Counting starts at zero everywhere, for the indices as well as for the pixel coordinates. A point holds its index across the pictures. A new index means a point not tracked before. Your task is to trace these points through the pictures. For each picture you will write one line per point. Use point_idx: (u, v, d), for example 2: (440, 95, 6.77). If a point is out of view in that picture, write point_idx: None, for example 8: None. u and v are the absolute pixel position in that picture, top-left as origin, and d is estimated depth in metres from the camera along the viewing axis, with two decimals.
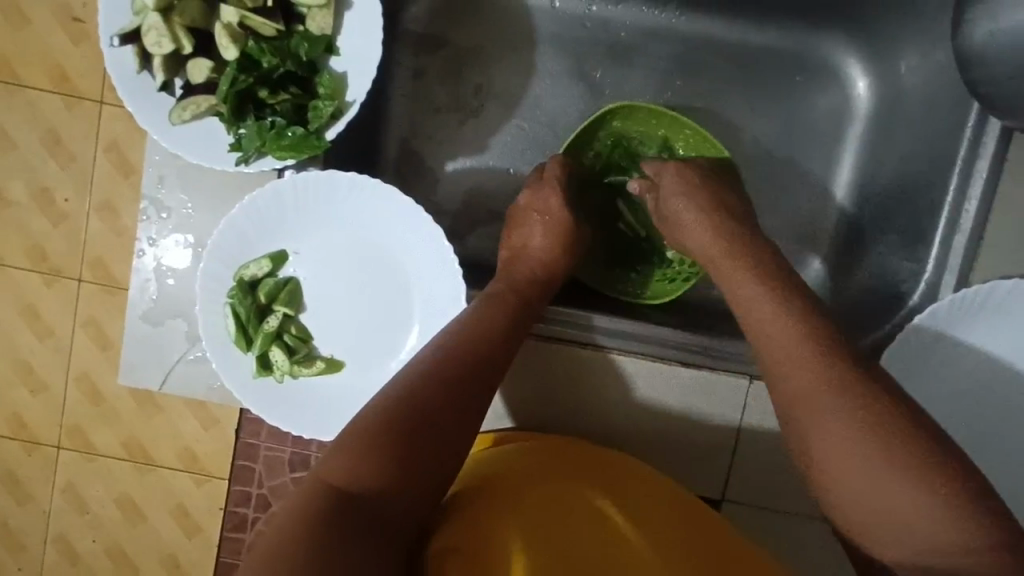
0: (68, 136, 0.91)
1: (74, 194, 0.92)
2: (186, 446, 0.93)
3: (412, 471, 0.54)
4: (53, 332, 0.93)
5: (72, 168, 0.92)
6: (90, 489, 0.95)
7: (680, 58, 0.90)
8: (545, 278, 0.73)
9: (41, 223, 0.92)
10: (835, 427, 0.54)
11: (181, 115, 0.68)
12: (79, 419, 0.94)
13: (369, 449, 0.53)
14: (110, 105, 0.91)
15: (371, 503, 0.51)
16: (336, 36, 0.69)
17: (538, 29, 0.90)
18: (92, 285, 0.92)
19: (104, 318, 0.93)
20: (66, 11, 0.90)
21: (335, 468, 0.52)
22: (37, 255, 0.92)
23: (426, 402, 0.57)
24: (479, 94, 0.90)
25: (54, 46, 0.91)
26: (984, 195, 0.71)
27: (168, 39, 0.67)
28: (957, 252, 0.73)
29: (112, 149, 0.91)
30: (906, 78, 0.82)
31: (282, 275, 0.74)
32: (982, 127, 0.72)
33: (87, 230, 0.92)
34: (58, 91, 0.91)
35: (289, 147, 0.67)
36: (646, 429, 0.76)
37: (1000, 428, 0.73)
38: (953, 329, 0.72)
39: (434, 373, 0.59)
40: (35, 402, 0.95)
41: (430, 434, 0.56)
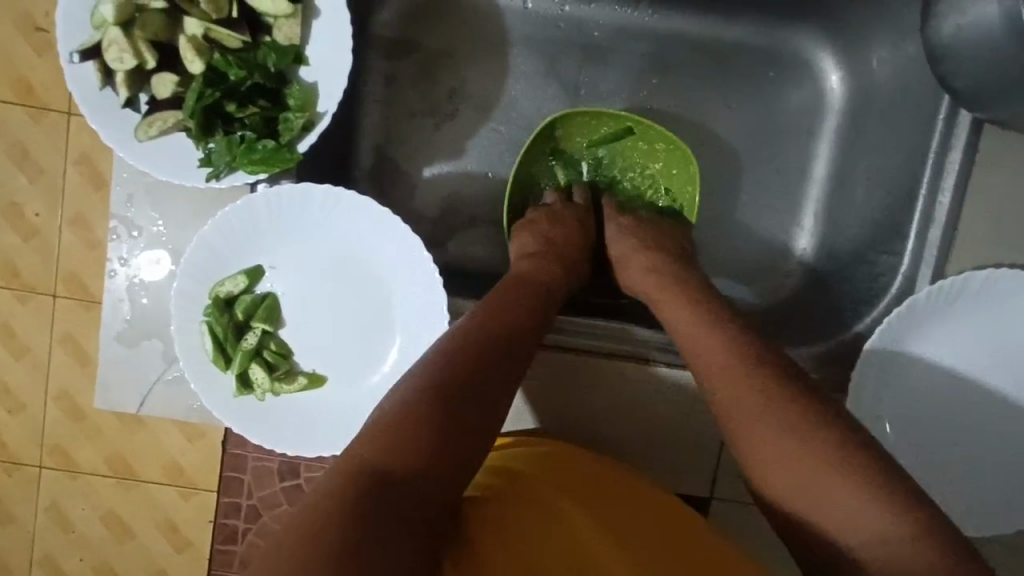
0: (35, 149, 0.89)
1: (44, 208, 0.89)
2: (172, 461, 0.92)
3: (448, 452, 0.52)
4: (29, 350, 0.91)
5: (41, 182, 0.89)
6: (76, 508, 0.94)
7: (655, 57, 0.90)
8: (559, 254, 0.75)
9: (11, 238, 0.90)
10: (766, 421, 0.56)
11: (147, 132, 0.66)
12: (62, 438, 0.92)
13: (411, 427, 0.52)
14: (78, 116, 0.89)
15: (406, 484, 0.49)
16: (304, 46, 0.68)
17: (510, 30, 0.90)
18: (67, 301, 0.90)
19: (80, 333, 0.91)
20: (25, 19, 0.88)
21: (373, 448, 0.50)
22: (7, 272, 0.90)
23: (463, 385, 0.56)
24: (454, 97, 0.89)
25: (17, 57, 0.88)
26: (957, 187, 0.72)
27: (130, 55, 0.65)
28: (932, 245, 0.73)
29: (82, 161, 0.89)
30: (878, 72, 0.83)
31: (259, 290, 0.73)
32: (953, 119, 0.73)
33: (60, 243, 0.90)
34: (22, 103, 0.88)
35: (261, 161, 0.66)
36: (634, 435, 0.76)
37: (977, 417, 0.74)
38: (931, 319, 0.72)
39: (473, 357, 0.58)
40: (13, 423, 0.92)
41: (471, 420, 0.55)
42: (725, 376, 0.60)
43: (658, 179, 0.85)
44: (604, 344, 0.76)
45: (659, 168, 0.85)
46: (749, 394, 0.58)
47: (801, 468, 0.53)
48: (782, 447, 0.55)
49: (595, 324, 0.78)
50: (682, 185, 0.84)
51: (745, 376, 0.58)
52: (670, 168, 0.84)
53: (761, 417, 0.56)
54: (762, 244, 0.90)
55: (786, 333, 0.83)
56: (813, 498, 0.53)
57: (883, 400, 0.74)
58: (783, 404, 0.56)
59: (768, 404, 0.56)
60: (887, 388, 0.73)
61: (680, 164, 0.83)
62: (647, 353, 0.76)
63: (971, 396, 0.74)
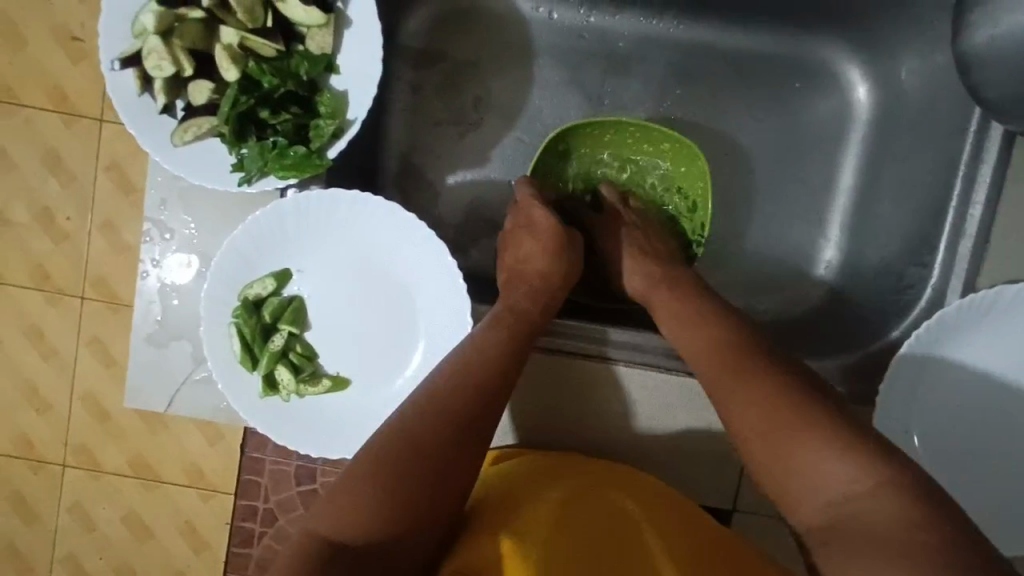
0: (68, 155, 0.92)
1: (75, 213, 0.92)
2: (192, 463, 0.93)
3: (416, 516, 0.55)
4: (57, 350, 0.94)
5: (72, 187, 0.92)
6: (97, 507, 0.95)
7: (679, 67, 0.90)
8: (543, 286, 0.73)
9: (43, 241, 0.92)
10: (756, 406, 0.58)
11: (183, 137, 0.68)
12: (86, 437, 0.94)
13: (362, 488, 0.54)
14: (111, 123, 0.91)
15: (366, 550, 0.53)
16: (335, 55, 0.69)
17: (535, 41, 0.91)
18: (95, 304, 0.93)
19: (107, 336, 0.93)
20: (64, 30, 0.91)
21: (329, 517, 0.54)
22: (39, 275, 0.93)
23: (417, 438, 0.58)
24: (478, 106, 0.90)
25: (55, 67, 0.91)
26: (990, 199, 0.71)
27: (168, 62, 0.66)
28: (962, 257, 0.72)
29: (113, 168, 0.92)
30: (906, 82, 0.82)
31: (287, 293, 0.74)
32: (985, 131, 0.72)
33: (89, 248, 0.92)
34: (57, 110, 0.91)
35: (292, 167, 0.68)
36: (656, 446, 0.76)
37: (1008, 433, 0.73)
38: (965, 332, 0.71)
39: (430, 406, 0.60)
40: (40, 422, 0.95)
41: (428, 470, 0.56)
42: (713, 360, 0.62)
43: (669, 178, 0.86)
44: (620, 353, 0.75)
45: (668, 168, 0.86)
46: (736, 381, 0.60)
47: (790, 450, 0.55)
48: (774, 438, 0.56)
49: (593, 325, 0.77)
50: (693, 182, 0.85)
51: (733, 360, 0.61)
52: (679, 167, 0.85)
53: (755, 403, 0.58)
54: (787, 253, 0.89)
55: (812, 344, 0.82)
56: (807, 480, 0.54)
57: (912, 414, 0.72)
58: (771, 389, 0.58)
59: (755, 394, 0.58)
60: (918, 400, 0.72)
61: (689, 161, 0.84)
62: (605, 348, 0.76)
63: (1003, 414, 0.73)
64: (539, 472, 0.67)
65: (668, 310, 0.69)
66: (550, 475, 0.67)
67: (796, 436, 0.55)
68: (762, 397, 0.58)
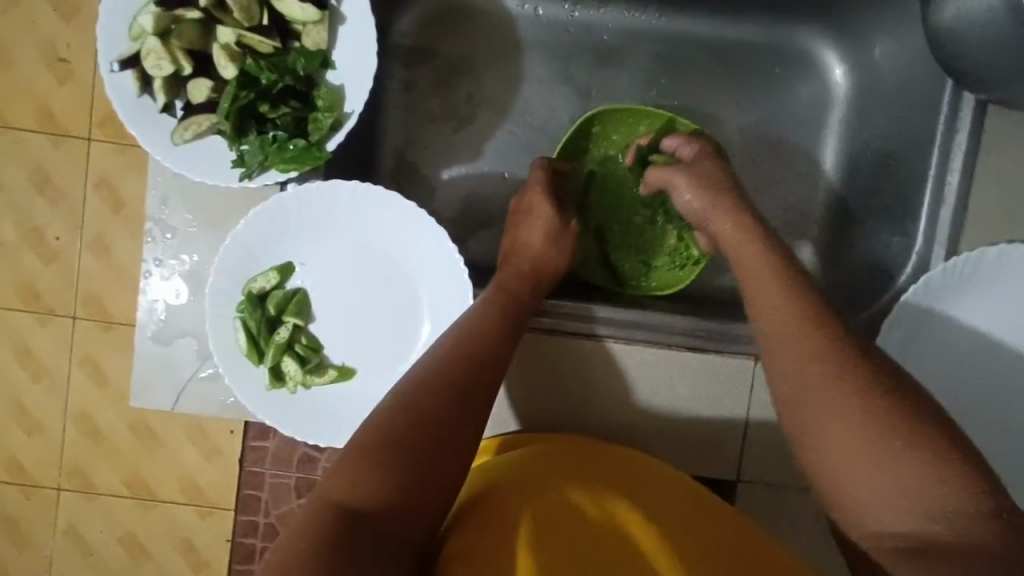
0: (57, 174, 0.92)
1: (65, 232, 0.93)
2: (190, 480, 0.94)
3: (423, 483, 0.55)
4: (48, 372, 0.94)
5: (61, 206, 0.93)
6: (93, 530, 0.95)
7: (662, 57, 0.93)
8: (532, 270, 0.76)
9: (33, 262, 0.93)
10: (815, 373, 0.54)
11: (183, 135, 0.69)
12: (80, 459, 0.94)
13: (376, 458, 0.55)
14: (99, 142, 0.92)
15: (377, 515, 0.53)
16: (331, 50, 0.71)
17: (522, 36, 0.93)
18: (87, 322, 0.93)
19: (100, 354, 0.93)
20: (50, 50, 0.91)
21: (342, 483, 0.54)
22: (29, 295, 0.93)
23: (424, 412, 0.58)
24: (470, 101, 0.92)
25: (42, 86, 0.92)
26: (966, 167, 0.74)
27: (168, 61, 0.68)
28: (943, 225, 0.76)
29: (102, 186, 0.93)
30: (881, 61, 0.85)
31: (290, 286, 0.75)
32: (958, 102, 0.75)
33: (81, 267, 0.93)
34: (44, 130, 0.92)
35: (292, 159, 0.69)
36: (661, 421, 0.77)
37: (998, 393, 0.75)
38: (952, 295, 0.74)
39: (434, 380, 0.61)
40: (32, 445, 0.95)
41: (437, 441, 0.57)
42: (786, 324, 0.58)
43: None
44: (619, 332, 0.77)
45: None
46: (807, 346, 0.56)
47: (850, 420, 0.51)
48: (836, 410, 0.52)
49: (582, 304, 0.79)
50: None
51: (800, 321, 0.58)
52: None
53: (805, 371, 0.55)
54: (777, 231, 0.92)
55: None
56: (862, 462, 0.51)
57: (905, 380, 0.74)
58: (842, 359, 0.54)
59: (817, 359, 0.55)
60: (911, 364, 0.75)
61: None
62: (593, 326, 0.77)
63: (992, 376, 0.75)
64: (544, 458, 0.68)
65: (751, 262, 0.64)
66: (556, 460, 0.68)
67: (836, 402, 0.52)
68: (822, 362, 0.55)
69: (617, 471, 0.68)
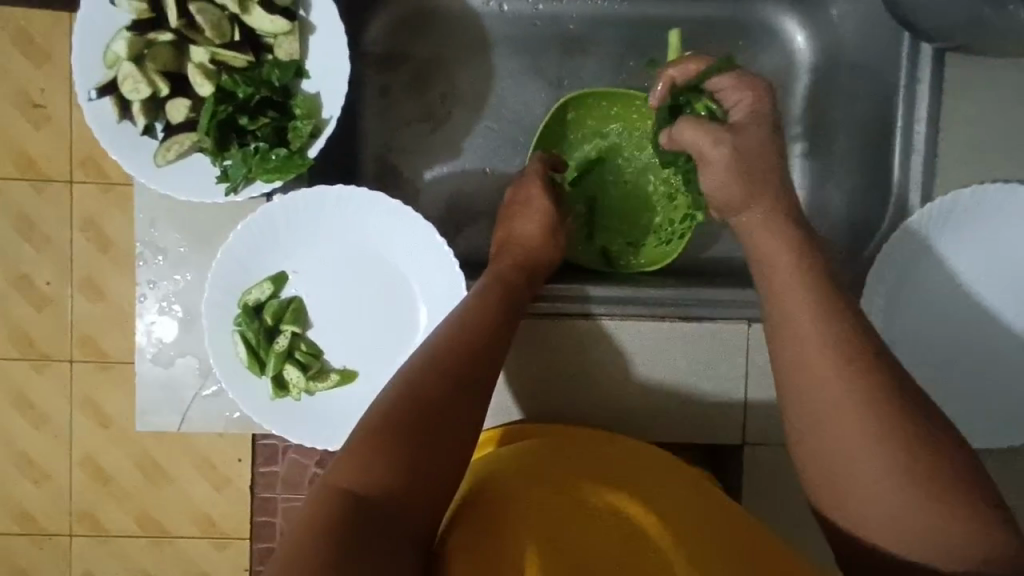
0: (41, 220, 0.93)
1: (54, 277, 0.93)
2: (201, 511, 0.95)
3: (427, 472, 0.56)
4: (49, 419, 0.94)
5: (49, 252, 0.93)
6: (109, 571, 0.96)
7: (629, 41, 0.95)
8: (528, 260, 0.77)
9: (25, 309, 0.93)
10: (815, 321, 0.55)
11: (166, 156, 0.70)
12: (89, 502, 0.95)
13: (381, 446, 0.55)
14: (81, 184, 0.93)
15: (382, 504, 0.53)
16: (304, 60, 0.72)
17: (491, 32, 0.95)
18: (85, 365, 0.94)
19: (100, 396, 0.94)
20: (23, 97, 0.92)
21: (349, 472, 0.54)
22: (23, 343, 0.93)
23: (428, 399, 0.59)
24: (446, 101, 0.94)
25: (18, 133, 0.92)
26: (932, 115, 0.78)
27: (145, 84, 0.69)
28: (915, 172, 0.79)
29: (87, 227, 0.93)
30: (839, 25, 0.87)
31: (285, 295, 0.76)
32: (916, 54, 0.78)
33: (73, 310, 0.93)
34: (25, 177, 0.93)
35: (276, 169, 0.70)
36: (663, 394, 0.78)
37: (974, 337, 0.79)
38: (930, 242, 0.78)
39: (435, 369, 0.61)
40: (40, 493, 0.95)
41: (438, 429, 0.58)
42: (798, 278, 0.58)
43: None
44: (617, 309, 0.78)
45: None
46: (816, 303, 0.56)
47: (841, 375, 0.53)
48: (824, 365, 0.53)
49: (575, 284, 0.80)
50: None
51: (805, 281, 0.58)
52: None
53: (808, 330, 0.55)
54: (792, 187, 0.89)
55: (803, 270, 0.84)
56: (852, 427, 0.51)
57: (891, 318, 0.79)
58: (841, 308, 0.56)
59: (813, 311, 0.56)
60: (898, 310, 0.79)
61: None
62: (587, 306, 0.78)
63: (975, 313, 0.80)
64: (548, 451, 0.68)
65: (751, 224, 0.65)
66: (559, 451, 0.68)
67: (829, 361, 0.53)
68: (828, 314, 0.55)
69: (624, 465, 0.68)
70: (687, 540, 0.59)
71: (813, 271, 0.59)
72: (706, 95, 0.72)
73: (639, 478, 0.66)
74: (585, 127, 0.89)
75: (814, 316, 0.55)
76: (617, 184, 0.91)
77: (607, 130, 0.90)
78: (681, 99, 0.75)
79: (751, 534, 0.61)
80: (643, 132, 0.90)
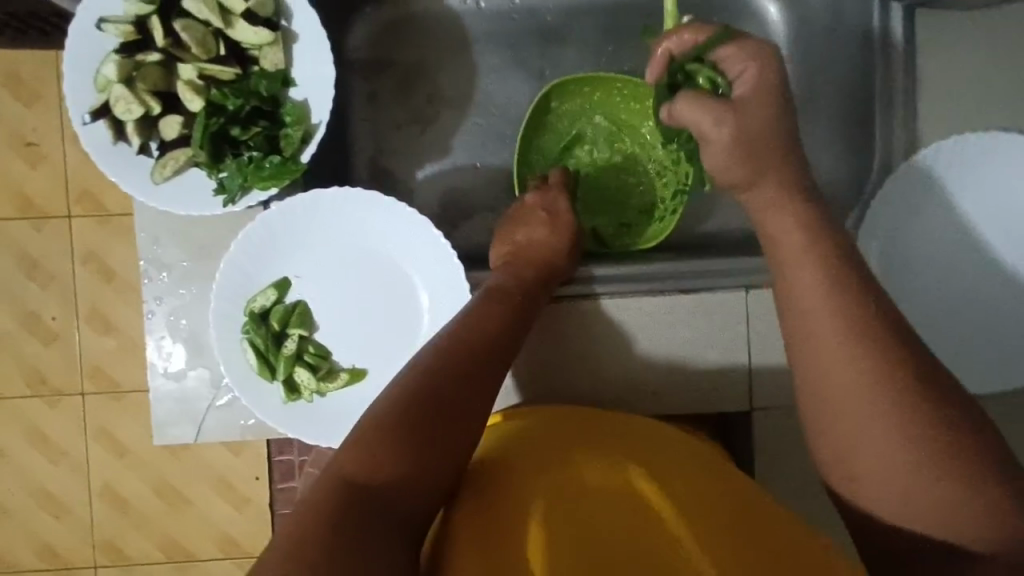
0: (45, 257, 0.95)
1: (60, 312, 0.95)
2: (222, 532, 0.97)
3: (430, 462, 0.57)
4: (67, 452, 0.96)
5: (54, 287, 0.95)
6: None
7: (606, 27, 0.96)
8: (544, 259, 0.78)
9: (34, 346, 0.95)
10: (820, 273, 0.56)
11: (162, 173, 0.72)
12: (112, 532, 0.97)
13: (388, 437, 0.56)
14: (81, 218, 0.94)
15: (386, 491, 0.54)
16: (290, 69, 0.74)
17: (470, 29, 0.96)
18: (97, 397, 0.95)
19: (114, 426, 0.96)
20: (17, 137, 0.93)
21: (355, 458, 0.54)
22: (35, 380, 0.95)
23: (435, 390, 0.60)
24: (432, 101, 0.96)
25: (15, 174, 0.94)
26: (908, 71, 0.80)
27: (137, 104, 0.70)
28: (897, 128, 0.82)
29: (89, 259, 0.95)
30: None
31: (290, 300, 0.77)
32: (887, 13, 0.80)
33: (81, 343, 0.95)
34: (26, 216, 0.94)
35: (271, 176, 0.72)
36: (668, 369, 0.79)
37: (967, 290, 0.81)
38: (919, 194, 0.81)
39: (440, 364, 0.62)
40: (60, 526, 0.98)
41: (443, 420, 0.59)
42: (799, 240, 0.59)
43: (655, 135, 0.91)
44: (622, 288, 0.80)
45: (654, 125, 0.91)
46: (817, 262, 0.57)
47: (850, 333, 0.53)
48: (831, 323, 0.54)
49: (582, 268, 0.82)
50: None
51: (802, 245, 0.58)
52: None
53: (817, 294, 0.55)
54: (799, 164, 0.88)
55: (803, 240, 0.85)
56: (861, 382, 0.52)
57: (892, 273, 0.81)
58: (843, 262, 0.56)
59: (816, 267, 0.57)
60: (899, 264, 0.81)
61: None
62: (592, 287, 0.80)
63: (976, 263, 0.81)
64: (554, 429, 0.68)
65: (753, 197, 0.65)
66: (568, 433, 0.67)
67: (838, 319, 0.54)
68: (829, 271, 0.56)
69: (627, 439, 0.67)
70: (692, 514, 0.59)
71: (807, 230, 0.59)
72: (709, 64, 0.69)
73: (648, 454, 0.66)
74: (570, 114, 0.91)
75: (816, 277, 0.56)
76: (606, 168, 0.92)
77: (592, 115, 0.92)
78: (687, 67, 0.72)
79: (759, 513, 0.60)
80: (628, 114, 0.91)
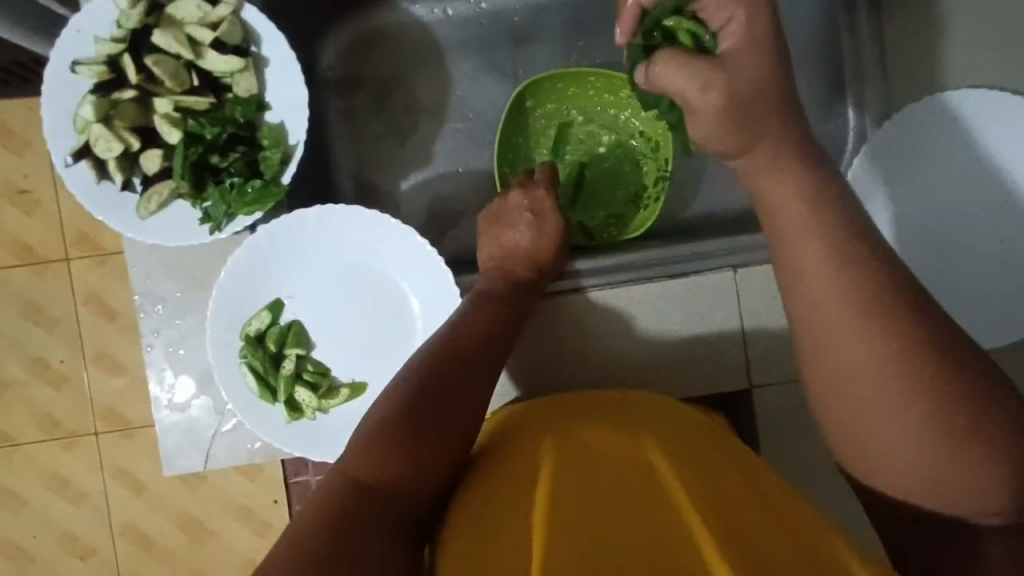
0: (46, 302, 0.96)
1: (67, 354, 0.96)
2: (246, 559, 0.98)
3: (427, 462, 0.57)
4: (86, 493, 0.97)
5: (58, 331, 0.96)
6: None
7: (574, 21, 0.97)
8: (532, 261, 0.78)
9: (44, 391, 0.96)
10: (808, 246, 0.56)
11: (148, 208, 0.72)
12: (137, 569, 0.98)
13: (389, 439, 0.56)
14: (78, 259, 0.95)
15: (387, 492, 0.54)
16: (263, 93, 0.75)
17: (440, 37, 0.97)
18: (110, 435, 0.97)
19: (130, 463, 0.97)
20: (9, 187, 0.95)
21: (357, 462, 0.55)
22: (49, 425, 0.97)
23: (431, 391, 0.61)
24: (409, 112, 0.96)
25: (11, 223, 0.95)
26: (875, 36, 0.83)
27: (116, 141, 0.71)
28: (871, 91, 0.85)
29: (90, 300, 0.96)
30: None
31: (284, 321, 0.78)
32: None
33: (90, 384, 0.96)
34: (24, 263, 0.96)
35: (255, 201, 0.73)
36: (665, 354, 0.80)
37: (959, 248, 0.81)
38: (903, 155, 0.82)
39: (436, 365, 0.63)
40: (87, 567, 0.98)
41: (438, 422, 0.59)
42: (782, 215, 0.59)
43: (632, 124, 0.92)
44: (612, 278, 0.80)
45: (629, 115, 0.92)
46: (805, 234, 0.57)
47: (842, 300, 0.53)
48: (822, 295, 0.54)
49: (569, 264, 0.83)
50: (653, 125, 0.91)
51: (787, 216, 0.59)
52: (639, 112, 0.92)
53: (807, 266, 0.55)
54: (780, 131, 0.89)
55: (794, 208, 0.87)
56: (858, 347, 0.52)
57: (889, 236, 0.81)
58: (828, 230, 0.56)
59: (806, 239, 0.56)
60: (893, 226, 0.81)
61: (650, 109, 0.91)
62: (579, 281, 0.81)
63: (965, 218, 0.81)
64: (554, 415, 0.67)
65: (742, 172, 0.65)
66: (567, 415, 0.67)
67: (828, 287, 0.54)
68: (815, 240, 0.56)
69: (624, 414, 0.66)
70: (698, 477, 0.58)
71: (787, 200, 0.59)
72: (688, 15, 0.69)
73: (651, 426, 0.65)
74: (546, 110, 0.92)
75: (805, 248, 0.56)
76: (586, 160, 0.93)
77: (568, 109, 0.92)
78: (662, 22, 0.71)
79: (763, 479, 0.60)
80: (604, 105, 0.92)
